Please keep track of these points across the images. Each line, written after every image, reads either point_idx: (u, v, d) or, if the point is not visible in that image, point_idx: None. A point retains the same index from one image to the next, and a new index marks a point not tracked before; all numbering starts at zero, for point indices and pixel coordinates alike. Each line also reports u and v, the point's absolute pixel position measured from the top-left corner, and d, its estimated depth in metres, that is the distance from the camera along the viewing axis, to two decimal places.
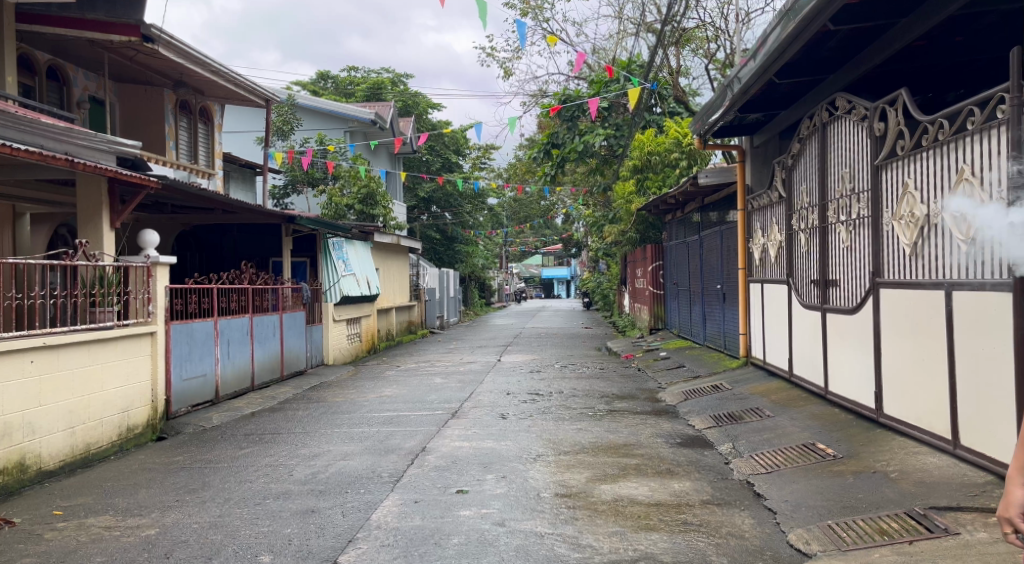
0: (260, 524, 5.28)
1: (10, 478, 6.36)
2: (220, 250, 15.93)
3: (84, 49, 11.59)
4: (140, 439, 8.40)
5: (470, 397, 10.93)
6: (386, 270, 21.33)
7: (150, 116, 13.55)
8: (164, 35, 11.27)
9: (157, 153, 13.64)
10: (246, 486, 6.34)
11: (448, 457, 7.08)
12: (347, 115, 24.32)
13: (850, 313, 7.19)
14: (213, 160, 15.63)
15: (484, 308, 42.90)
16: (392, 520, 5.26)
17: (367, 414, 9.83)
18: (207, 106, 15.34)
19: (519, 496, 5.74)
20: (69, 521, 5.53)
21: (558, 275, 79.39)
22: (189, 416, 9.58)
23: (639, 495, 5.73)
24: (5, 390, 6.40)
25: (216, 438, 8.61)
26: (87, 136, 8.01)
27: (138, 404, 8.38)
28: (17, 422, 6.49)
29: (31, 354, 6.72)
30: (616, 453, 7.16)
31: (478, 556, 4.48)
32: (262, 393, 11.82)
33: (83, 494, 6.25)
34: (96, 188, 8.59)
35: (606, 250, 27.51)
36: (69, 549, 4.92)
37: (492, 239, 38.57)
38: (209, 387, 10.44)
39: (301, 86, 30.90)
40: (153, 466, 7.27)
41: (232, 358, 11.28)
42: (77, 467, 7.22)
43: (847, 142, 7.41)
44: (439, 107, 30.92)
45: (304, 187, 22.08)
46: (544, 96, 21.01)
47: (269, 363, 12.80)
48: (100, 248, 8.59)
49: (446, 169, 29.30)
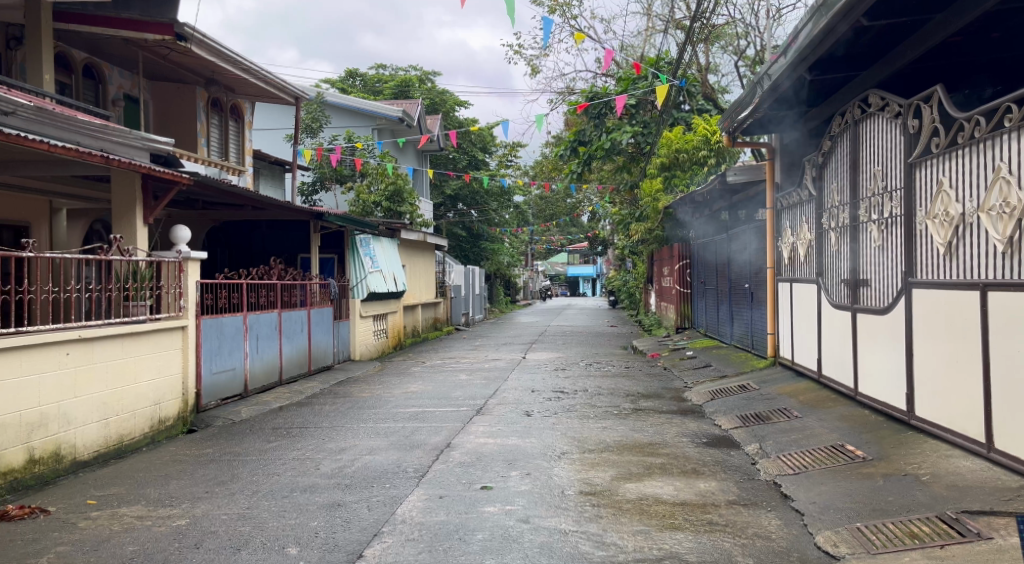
0: (287, 516, 5.34)
1: (46, 468, 6.50)
2: (249, 246, 16.07)
3: (120, 48, 11.78)
4: (171, 431, 8.53)
5: (495, 394, 10.92)
6: (412, 267, 21.43)
7: (182, 113, 13.74)
8: (197, 33, 11.42)
9: (189, 150, 13.83)
10: (274, 479, 6.41)
11: (472, 454, 7.11)
12: (374, 113, 24.51)
13: (882, 313, 7.08)
14: (244, 157, 15.80)
15: (510, 305, 42.83)
16: (418, 515, 5.29)
17: (393, 410, 9.88)
18: (238, 104, 15.50)
19: (543, 494, 5.75)
20: (103, 510, 5.63)
21: (584, 273, 79.21)
22: (219, 410, 9.70)
23: (664, 494, 5.71)
24: (42, 382, 6.52)
25: (245, 431, 8.71)
26: (123, 133, 8.11)
27: (169, 397, 8.50)
28: (53, 413, 6.63)
29: (67, 347, 6.84)
30: (641, 452, 7.12)
31: (501, 552, 4.50)
32: (289, 387, 11.95)
33: (116, 485, 6.36)
34: (131, 185, 8.72)
35: (632, 249, 27.38)
36: (102, 538, 5.00)
37: (517, 236, 38.62)
38: (237, 381, 10.56)
39: (329, 84, 31.07)
40: (184, 458, 7.37)
41: (261, 353, 11.42)
42: (111, 457, 7.36)
43: (881, 140, 7.29)
44: (466, 105, 31.02)
45: (332, 184, 22.24)
46: (570, 94, 20.97)
47: (297, 358, 12.93)
48: (133, 243, 8.73)
49: (473, 166, 29.38)
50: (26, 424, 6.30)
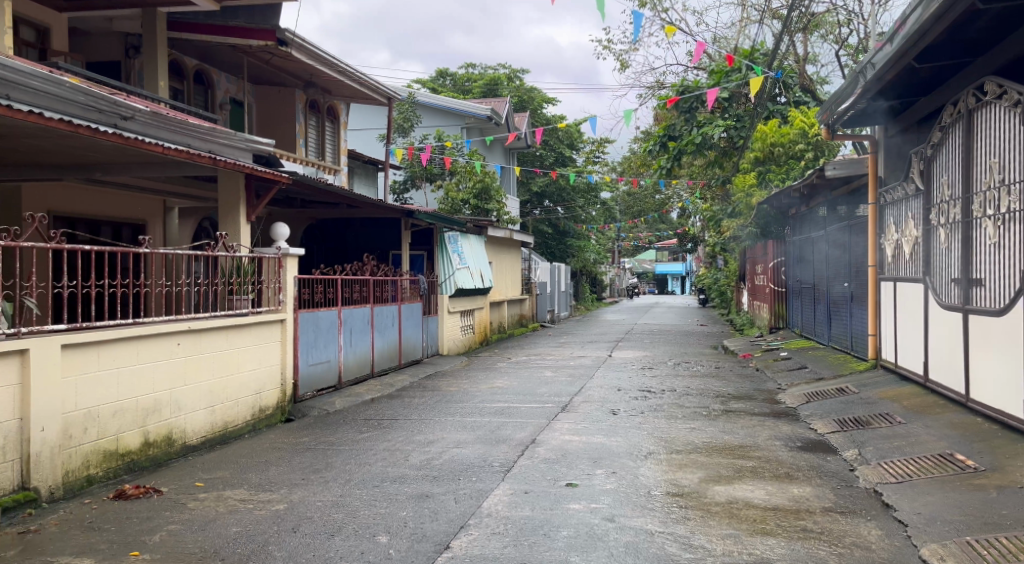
0: (378, 505, 5.52)
1: (159, 451, 6.93)
2: (343, 244, 16.56)
3: (226, 54, 12.36)
4: (270, 419, 8.93)
5: (581, 392, 10.93)
6: (498, 264, 21.66)
7: (282, 116, 14.29)
8: (297, 38, 11.86)
9: (288, 151, 14.37)
10: (366, 469, 6.64)
11: (557, 450, 7.17)
12: (464, 112, 24.86)
13: (998, 315, 6.73)
14: (339, 157, 16.30)
15: (596, 303, 42.66)
16: (503, 509, 5.38)
17: (480, 405, 10.04)
18: (334, 105, 16.01)
19: (629, 493, 5.75)
20: (209, 492, 5.96)
21: (673, 271, 78.06)
22: (314, 400, 10.08)
23: (755, 498, 5.62)
24: (156, 370, 6.94)
25: (338, 422, 9.03)
26: (228, 136, 8.53)
27: (269, 387, 8.90)
28: (166, 399, 7.05)
29: (178, 337, 7.26)
30: (731, 455, 7.02)
31: (587, 549, 4.54)
32: (380, 380, 12.30)
33: (221, 469, 6.72)
34: (235, 184, 9.15)
35: (723, 247, 26.82)
36: (209, 518, 5.31)
37: (604, 233, 38.43)
38: (332, 373, 10.93)
39: (420, 84, 31.68)
40: (282, 446, 7.72)
41: (354, 347, 11.78)
42: (217, 443, 7.78)
43: (998, 132, 6.93)
44: (555, 102, 31.07)
45: (421, 183, 22.66)
46: (660, 88, 20.70)
47: (388, 352, 13.28)
48: (237, 241, 9.15)
49: (560, 163, 29.40)
50: (142, 408, 6.74)
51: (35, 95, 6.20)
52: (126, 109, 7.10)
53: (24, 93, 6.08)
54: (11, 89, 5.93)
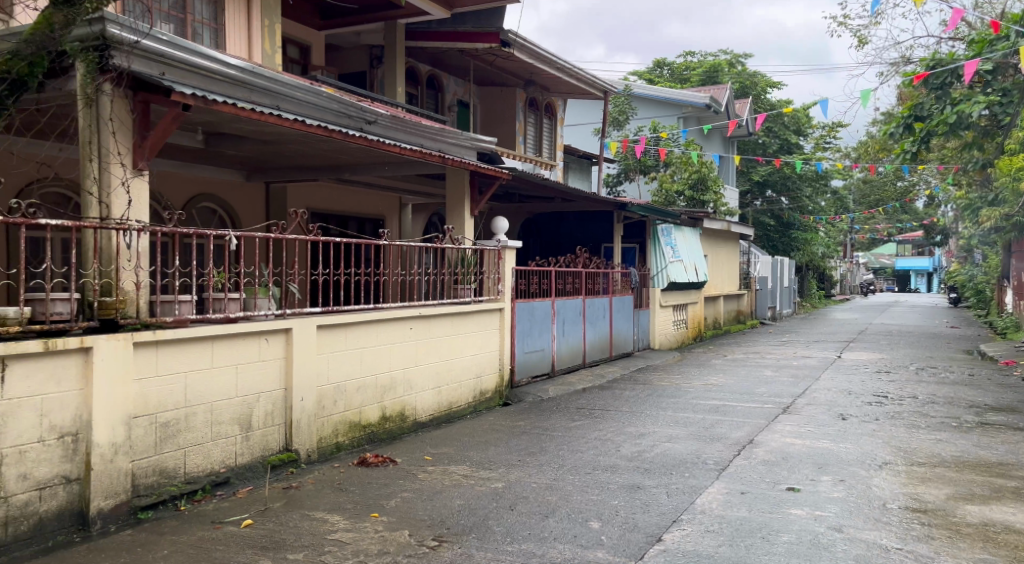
0: (592, 492, 5.71)
1: (394, 425, 7.63)
2: (557, 238, 17.03)
3: (454, 58, 13.18)
4: (489, 403, 9.47)
5: (805, 394, 10.45)
6: (716, 257, 21.14)
7: (503, 114, 14.96)
8: (519, 39, 12.37)
9: (508, 148, 15.02)
10: (579, 455, 6.87)
11: (778, 452, 6.96)
12: (679, 102, 24.40)
13: None
14: (555, 152, 16.77)
15: (824, 299, 40.13)
16: (719, 507, 5.35)
17: (694, 401, 9.94)
18: (553, 102, 16.48)
19: (859, 503, 5.47)
20: (436, 466, 6.48)
21: (915, 266, 71.34)
22: (529, 387, 10.53)
23: (1011, 522, 5.12)
24: (393, 351, 7.63)
25: (552, 409, 9.37)
26: (456, 135, 9.16)
27: (488, 371, 9.43)
28: (400, 378, 7.73)
29: (410, 322, 7.92)
30: (986, 472, 6.41)
31: (809, 557, 4.41)
32: (592, 371, 12.55)
33: (446, 445, 7.27)
34: (460, 181, 9.76)
35: (981, 239, 24.15)
36: (436, 490, 5.79)
37: (835, 225, 36.03)
38: (545, 361, 11.33)
39: (637, 75, 31.59)
40: (500, 428, 8.17)
41: (566, 337, 12.11)
42: (443, 421, 8.40)
43: None
44: (778, 85, 29.30)
45: (635, 175, 22.56)
46: (906, 64, 19.05)
47: (599, 343, 13.49)
48: (462, 234, 9.75)
49: (785, 150, 27.92)
50: (381, 385, 7.44)
51: (300, 105, 7.20)
52: (369, 114, 7.96)
53: (291, 103, 7.07)
54: (281, 100, 6.93)
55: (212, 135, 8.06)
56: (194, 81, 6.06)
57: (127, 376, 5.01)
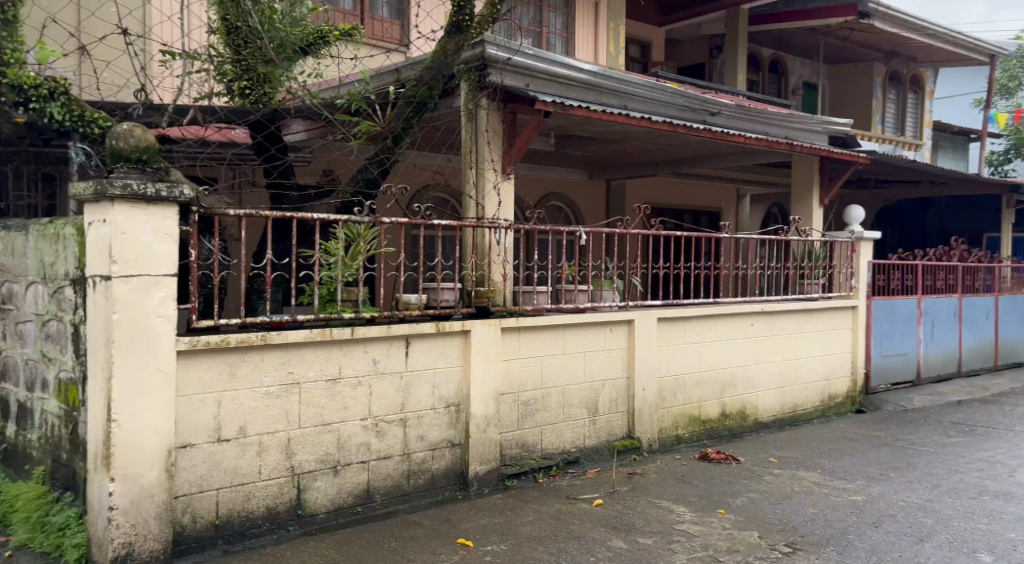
0: (977, 520, 5.20)
1: (735, 423, 7.65)
2: (924, 228, 15.56)
3: (804, 38, 12.60)
4: (841, 407, 8.98)
5: None
6: None
7: (858, 92, 13.97)
8: (882, 7, 11.40)
9: (863, 129, 13.96)
10: (956, 477, 6.26)
11: None
12: None
13: None
14: (921, 130, 15.16)
15: None
16: None
17: None
18: (919, 73, 14.91)
19: None
20: (784, 470, 6.38)
21: None
22: (889, 394, 9.76)
23: None
24: (735, 348, 7.63)
25: (918, 421, 8.60)
26: (806, 119, 8.85)
27: (839, 374, 8.93)
28: (741, 375, 7.69)
29: (751, 317, 7.80)
30: None
31: None
32: (969, 381, 11.19)
33: (794, 449, 7.10)
34: (809, 168, 9.36)
35: None
36: (786, 494, 5.72)
37: None
38: (909, 367, 10.39)
39: None
40: (853, 436, 7.75)
41: (936, 341, 10.96)
42: (787, 423, 8.21)
43: None
44: None
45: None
46: None
47: (979, 351, 11.95)
48: (810, 224, 9.33)
49: None
50: (721, 381, 7.48)
51: (645, 103, 7.36)
52: (713, 106, 7.91)
53: (637, 102, 7.26)
54: (628, 100, 7.15)
55: (564, 138, 8.71)
56: (552, 90, 6.50)
57: (497, 356, 5.73)
